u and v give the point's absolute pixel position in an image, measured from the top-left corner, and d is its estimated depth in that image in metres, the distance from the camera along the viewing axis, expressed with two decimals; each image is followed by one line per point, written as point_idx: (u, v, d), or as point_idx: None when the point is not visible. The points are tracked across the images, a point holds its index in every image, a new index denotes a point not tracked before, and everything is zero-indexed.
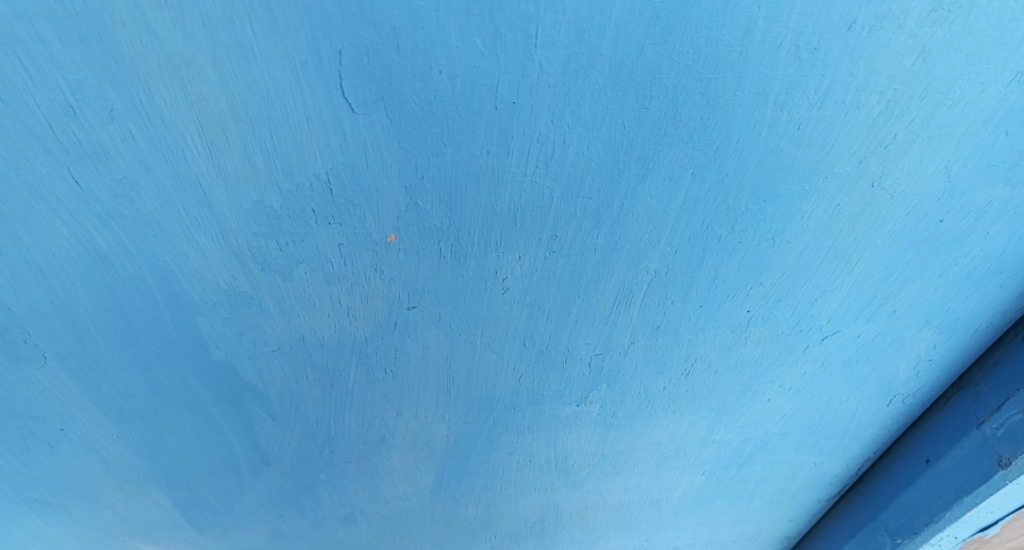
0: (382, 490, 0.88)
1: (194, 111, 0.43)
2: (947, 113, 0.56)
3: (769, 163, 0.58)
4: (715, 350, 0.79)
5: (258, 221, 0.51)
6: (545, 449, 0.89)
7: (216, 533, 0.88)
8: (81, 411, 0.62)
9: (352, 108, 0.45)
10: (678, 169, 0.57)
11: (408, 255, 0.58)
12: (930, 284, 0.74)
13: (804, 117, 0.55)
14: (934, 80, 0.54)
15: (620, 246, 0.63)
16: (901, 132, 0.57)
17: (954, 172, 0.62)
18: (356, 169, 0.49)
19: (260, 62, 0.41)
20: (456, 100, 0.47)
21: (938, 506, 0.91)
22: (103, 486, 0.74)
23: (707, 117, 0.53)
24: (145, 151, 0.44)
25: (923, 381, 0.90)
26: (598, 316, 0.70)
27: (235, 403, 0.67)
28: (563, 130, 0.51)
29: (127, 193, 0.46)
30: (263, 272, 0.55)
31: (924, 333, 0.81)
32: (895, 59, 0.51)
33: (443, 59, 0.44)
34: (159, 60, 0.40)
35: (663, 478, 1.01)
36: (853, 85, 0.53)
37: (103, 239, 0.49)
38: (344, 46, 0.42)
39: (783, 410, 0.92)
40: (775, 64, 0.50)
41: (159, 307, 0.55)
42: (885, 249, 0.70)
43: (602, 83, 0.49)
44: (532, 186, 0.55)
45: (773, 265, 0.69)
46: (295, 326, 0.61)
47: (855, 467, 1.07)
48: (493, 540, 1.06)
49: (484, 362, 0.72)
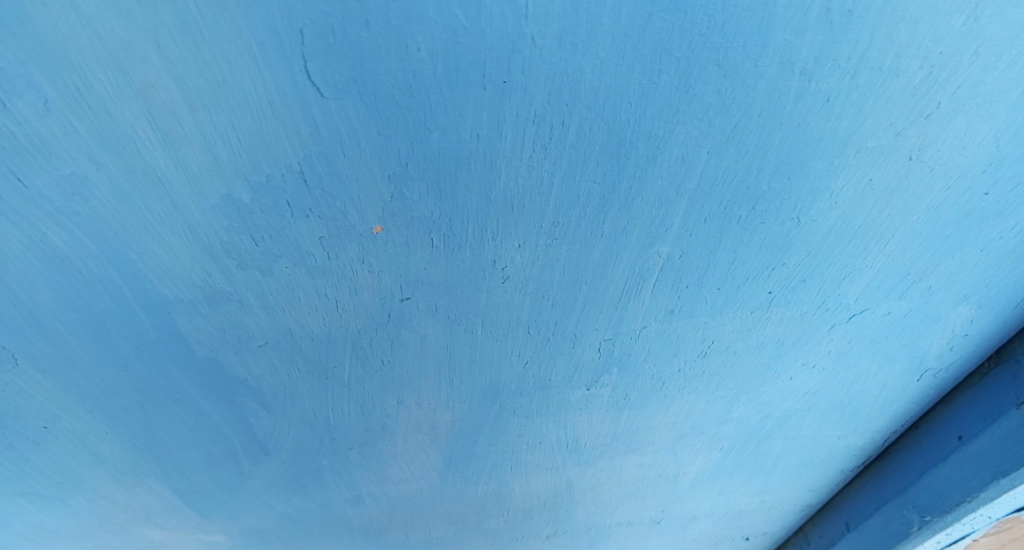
0: (389, 473, 0.86)
1: (129, 104, 0.39)
2: (1001, 76, 0.49)
3: (795, 139, 0.53)
4: (735, 332, 0.75)
5: (229, 215, 0.47)
6: (557, 430, 0.86)
7: (224, 516, 0.88)
8: (66, 408, 0.62)
9: (322, 94, 0.41)
10: (693, 149, 0.52)
11: (395, 247, 0.54)
12: (971, 259, 0.68)
13: (834, 88, 0.49)
14: (987, 42, 0.46)
15: (629, 230, 0.58)
16: (945, 101, 0.51)
17: (1008, 140, 0.55)
18: (332, 159, 0.45)
19: (211, 45, 0.37)
20: (440, 81, 0.42)
21: (973, 486, 0.87)
22: (101, 476, 0.74)
23: (725, 91, 0.47)
24: (92, 144, 0.41)
25: (959, 357, 0.84)
26: (610, 302, 0.66)
27: (226, 396, 0.66)
28: (562, 110, 0.46)
29: (79, 191, 0.43)
30: (241, 267, 0.52)
31: (961, 311, 0.75)
32: (945, 19, 0.45)
33: (420, 35, 0.39)
34: (93, 44, 0.36)
35: (680, 454, 0.98)
36: (892, 50, 0.46)
37: (59, 238, 0.46)
38: (305, 24, 0.37)
39: (806, 388, 0.88)
40: (803, 29, 0.44)
41: (132, 305, 0.53)
42: (921, 227, 0.64)
43: (605, 56, 0.43)
44: (530, 172, 0.50)
45: (801, 243, 0.64)
46: (282, 320, 0.58)
47: (881, 440, 1.03)
48: (507, 515, 1.04)
49: (487, 351, 0.69)
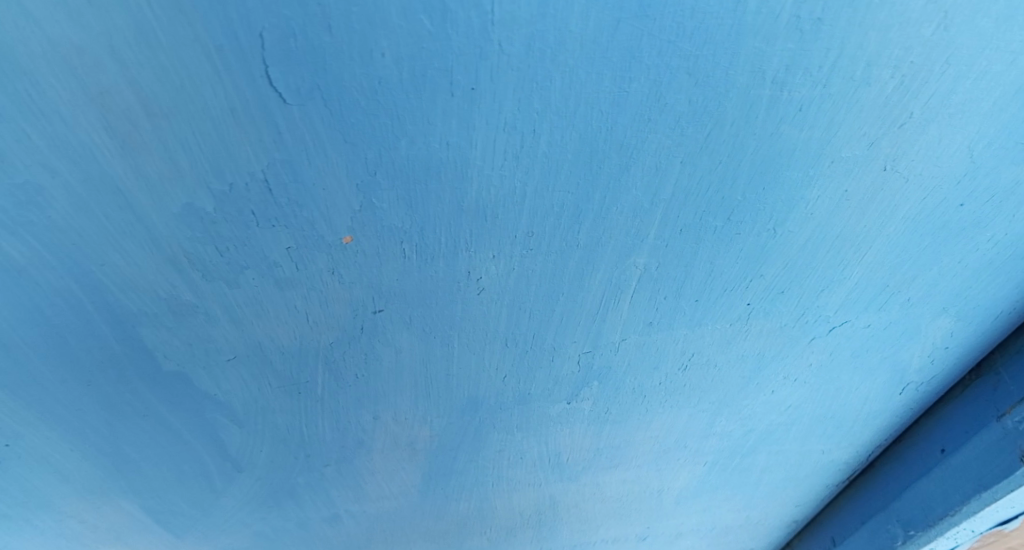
0: (367, 491, 0.84)
1: (82, 109, 0.38)
2: (972, 86, 0.50)
3: (769, 148, 0.53)
4: (715, 344, 0.74)
5: (191, 225, 0.46)
6: (539, 445, 0.85)
7: (196, 537, 0.85)
8: (25, 426, 0.59)
9: (285, 100, 0.40)
10: (667, 158, 0.51)
11: (366, 257, 0.53)
12: (949, 271, 0.68)
13: (806, 97, 0.49)
14: (956, 52, 0.47)
15: (605, 241, 0.57)
16: (917, 110, 0.51)
17: (981, 151, 0.55)
18: (298, 167, 0.44)
19: (167, 49, 0.36)
20: (406, 88, 0.41)
21: (955, 500, 0.86)
22: (66, 497, 0.71)
23: (697, 100, 0.47)
24: (44, 150, 0.40)
25: (940, 369, 0.84)
26: (588, 314, 0.65)
27: (194, 413, 0.64)
28: (533, 118, 0.46)
29: (31, 200, 0.42)
30: (206, 279, 0.50)
31: (940, 323, 0.75)
32: (913, 28, 0.45)
33: (384, 40, 0.38)
34: (43, 46, 0.35)
35: (664, 469, 0.97)
36: (863, 59, 0.47)
37: (12, 249, 0.45)
38: (265, 27, 0.36)
39: (788, 401, 0.87)
40: (773, 37, 0.44)
41: (93, 319, 0.51)
42: (898, 238, 0.64)
43: (575, 64, 0.43)
44: (503, 181, 0.50)
45: (779, 254, 0.63)
46: (250, 333, 0.57)
47: (865, 454, 1.02)
48: (489, 532, 1.02)
49: (464, 364, 0.68)
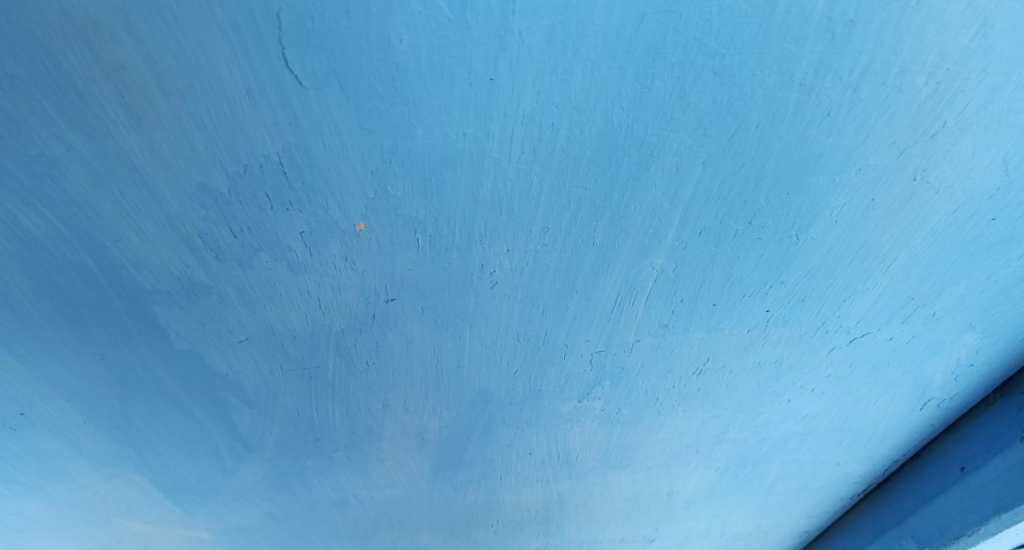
0: (375, 478, 0.85)
1: (98, 84, 0.39)
2: (1011, 96, 0.48)
3: (794, 152, 0.51)
4: (731, 350, 0.73)
5: (206, 205, 0.47)
6: (548, 441, 0.84)
7: (206, 514, 0.87)
8: (43, 395, 0.61)
9: (303, 84, 0.40)
10: (688, 158, 0.50)
11: (379, 245, 0.53)
12: (978, 286, 0.66)
13: (835, 102, 0.48)
14: (997, 60, 0.45)
15: (621, 241, 0.57)
16: (952, 119, 0.49)
17: (1017, 164, 0.53)
18: (313, 151, 0.44)
19: (184, 27, 0.36)
20: (424, 76, 0.41)
21: (974, 519, 0.86)
22: (81, 467, 0.73)
23: (722, 100, 0.46)
24: (61, 124, 0.41)
25: (964, 387, 0.81)
26: (602, 313, 0.65)
27: (206, 391, 0.65)
28: (551, 112, 0.45)
29: (47, 172, 0.43)
30: (220, 260, 0.51)
31: (966, 339, 0.73)
32: (950, 33, 0.43)
33: (403, 26, 0.38)
34: (62, 20, 0.36)
35: (674, 473, 0.96)
36: (897, 64, 0.45)
37: (29, 219, 0.46)
38: (283, 8, 0.36)
39: (804, 412, 0.85)
40: (802, 38, 0.43)
41: (108, 293, 0.52)
42: (926, 250, 0.62)
43: (596, 57, 0.42)
44: (519, 175, 0.49)
45: (801, 262, 0.62)
46: (262, 316, 0.57)
47: (882, 469, 0.99)
48: (496, 525, 1.02)
49: (475, 357, 0.68)
